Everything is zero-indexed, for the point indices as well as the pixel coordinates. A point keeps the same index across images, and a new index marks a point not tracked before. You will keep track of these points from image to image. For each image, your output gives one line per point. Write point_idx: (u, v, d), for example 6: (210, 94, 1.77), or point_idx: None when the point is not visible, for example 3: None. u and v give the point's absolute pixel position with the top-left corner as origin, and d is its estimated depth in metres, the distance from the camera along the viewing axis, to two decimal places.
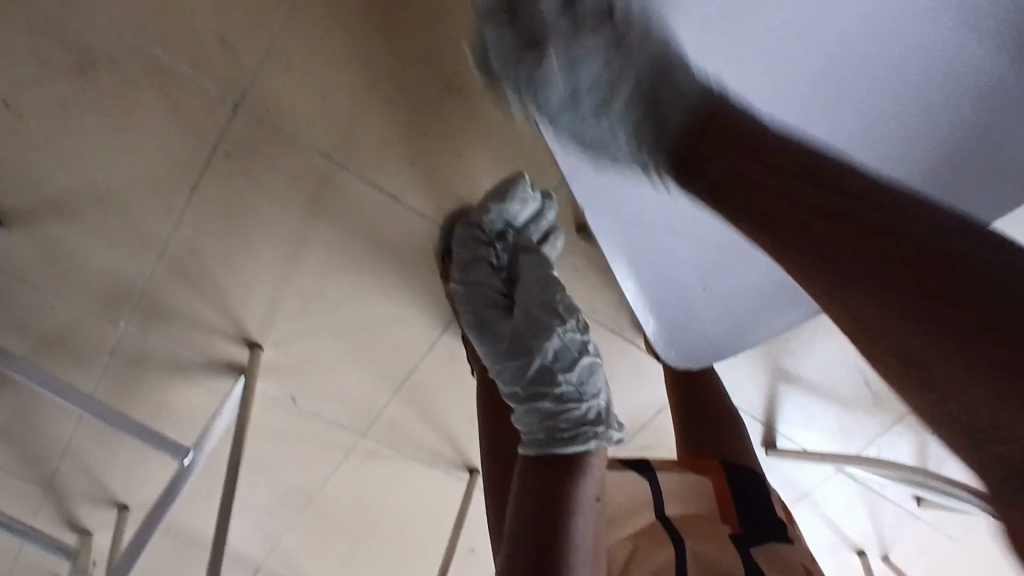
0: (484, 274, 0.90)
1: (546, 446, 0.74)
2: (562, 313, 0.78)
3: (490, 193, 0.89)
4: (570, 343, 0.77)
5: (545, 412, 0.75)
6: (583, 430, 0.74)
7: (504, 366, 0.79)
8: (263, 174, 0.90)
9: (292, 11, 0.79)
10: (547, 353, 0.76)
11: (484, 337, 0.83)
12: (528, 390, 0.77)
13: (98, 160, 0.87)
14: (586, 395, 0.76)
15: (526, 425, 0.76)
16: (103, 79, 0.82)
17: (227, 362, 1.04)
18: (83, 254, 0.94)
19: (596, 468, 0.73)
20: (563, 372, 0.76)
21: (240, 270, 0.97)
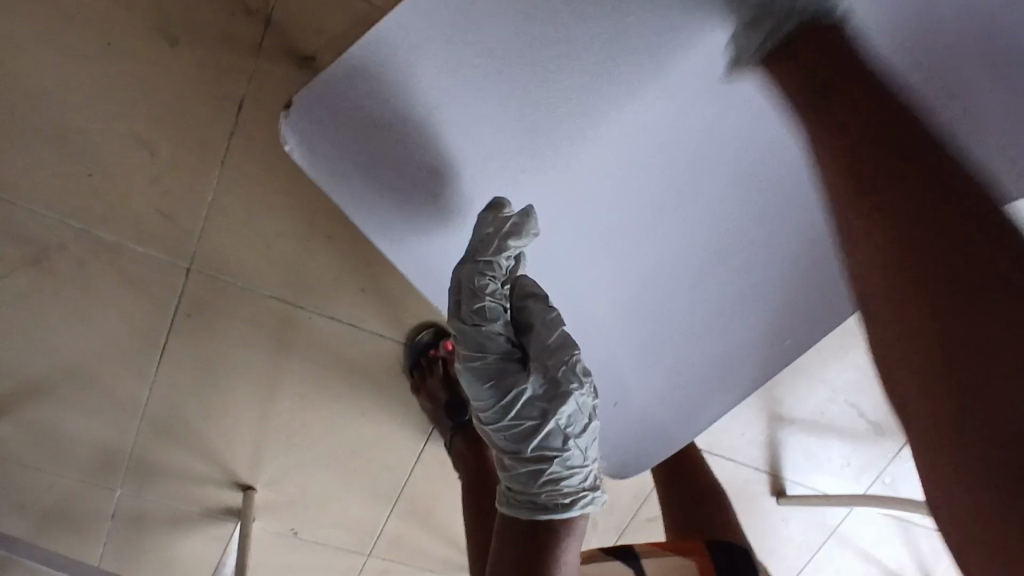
0: (492, 326, 0.72)
1: (540, 510, 0.77)
2: (583, 375, 0.72)
3: (505, 233, 0.65)
4: (584, 410, 0.73)
5: (547, 476, 0.75)
6: (581, 494, 0.77)
7: (509, 425, 0.73)
8: (226, 326, 0.93)
9: (223, 174, 0.84)
10: (561, 419, 0.73)
11: (488, 393, 0.72)
12: (532, 452, 0.75)
13: (66, 341, 0.91)
14: (587, 460, 0.77)
15: (518, 483, 0.77)
16: (59, 266, 0.87)
17: (226, 508, 1.06)
18: (68, 428, 0.97)
19: (581, 522, 0.78)
20: (573, 439, 0.74)
21: (220, 420, 0.99)
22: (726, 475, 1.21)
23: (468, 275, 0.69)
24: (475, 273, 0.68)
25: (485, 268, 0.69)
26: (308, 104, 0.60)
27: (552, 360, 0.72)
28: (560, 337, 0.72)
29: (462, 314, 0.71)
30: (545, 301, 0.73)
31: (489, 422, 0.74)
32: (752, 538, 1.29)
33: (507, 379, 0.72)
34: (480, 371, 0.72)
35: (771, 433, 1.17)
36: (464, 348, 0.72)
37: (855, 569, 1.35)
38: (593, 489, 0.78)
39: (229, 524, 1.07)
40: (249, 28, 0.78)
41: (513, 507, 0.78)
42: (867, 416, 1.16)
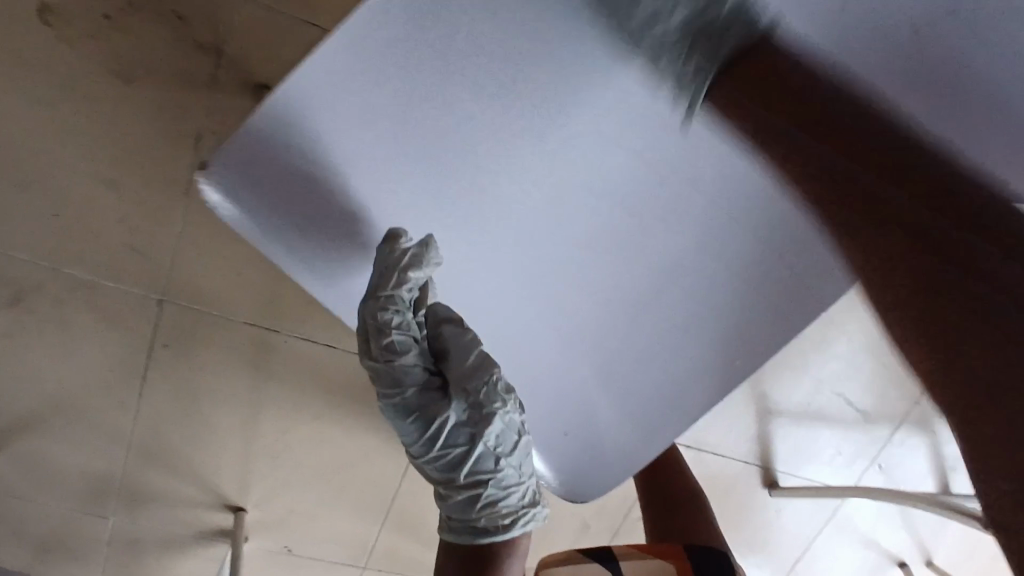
0: (408, 359, 0.71)
1: (481, 533, 0.77)
2: (505, 393, 0.72)
3: (404, 264, 0.65)
4: (510, 428, 0.73)
5: (482, 499, 0.75)
6: (518, 512, 0.77)
7: (438, 454, 0.74)
8: (205, 353, 0.95)
9: (188, 206, 0.85)
10: (488, 440, 0.73)
11: (411, 426, 0.73)
12: (465, 477, 0.75)
13: (49, 377, 0.93)
14: (523, 478, 0.77)
15: (456, 509, 0.77)
16: (36, 304, 0.89)
17: (217, 529, 1.08)
18: (56, 460, 0.99)
19: (525, 544, 0.78)
20: (504, 459, 0.74)
21: (207, 445, 1.01)
22: (717, 472, 1.20)
23: (381, 313, 0.68)
24: (379, 313, 0.68)
25: (389, 303, 0.69)
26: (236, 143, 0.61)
27: (471, 384, 0.71)
28: (477, 358, 0.72)
29: (374, 353, 0.71)
30: (461, 326, 0.72)
31: (417, 454, 0.75)
32: (747, 532, 1.28)
33: (427, 410, 0.72)
34: (400, 405, 0.72)
35: (759, 427, 1.17)
36: (384, 388, 0.72)
37: (855, 555, 1.34)
38: (532, 505, 0.79)
39: (222, 545, 1.09)
40: (202, 62, 0.79)
41: (457, 534, 0.79)
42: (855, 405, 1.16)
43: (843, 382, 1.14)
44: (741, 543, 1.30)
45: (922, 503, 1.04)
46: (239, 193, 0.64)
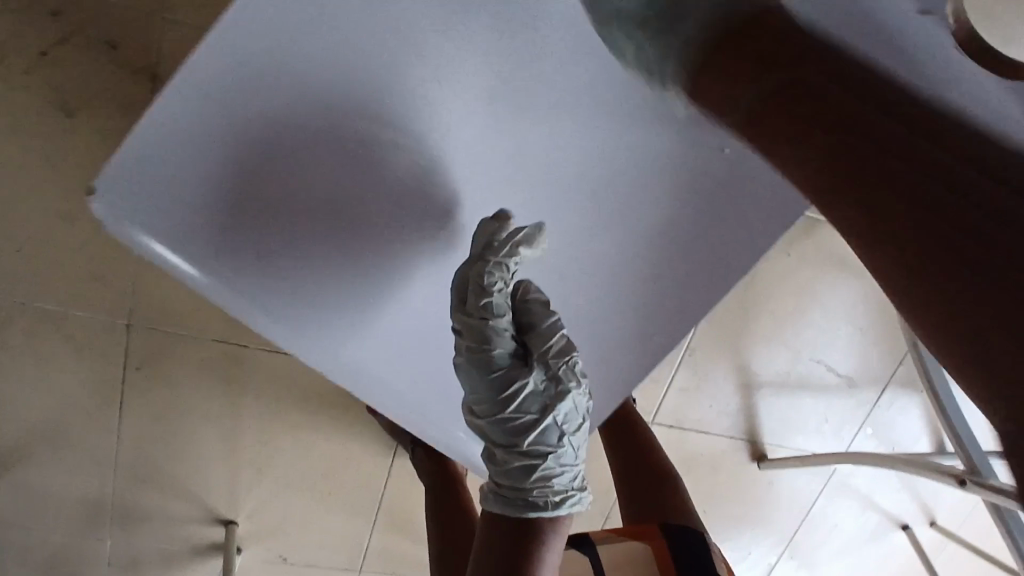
0: (503, 321, 0.68)
1: (528, 507, 0.72)
2: (581, 375, 0.70)
3: (519, 241, 0.64)
4: (579, 409, 0.71)
5: (539, 473, 0.71)
6: (568, 493, 0.73)
7: (506, 417, 0.69)
8: (177, 373, 0.96)
9: None
10: (557, 414, 0.70)
11: (488, 384, 0.68)
12: (527, 447, 0.70)
13: (29, 407, 0.95)
14: (578, 460, 0.73)
15: (509, 479, 0.72)
16: (8, 339, 0.91)
17: (211, 543, 1.09)
18: (48, 488, 1.01)
19: (563, 529, 0.73)
20: (568, 436, 0.71)
21: (191, 462, 1.03)
22: (706, 448, 1.20)
23: (489, 271, 0.64)
24: (487, 273, 0.64)
25: (497, 268, 0.65)
26: (140, 130, 0.55)
27: (557, 356, 0.69)
28: (563, 338, 0.69)
29: (468, 306, 0.66)
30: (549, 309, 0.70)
31: (485, 415, 0.69)
32: (744, 505, 1.28)
33: (506, 371, 0.68)
34: (484, 362, 0.67)
35: (742, 401, 1.16)
36: (468, 341, 0.67)
37: (855, 522, 1.33)
38: (580, 489, 0.74)
39: (217, 558, 1.11)
40: (135, 87, 0.80)
41: (501, 508, 0.73)
42: (836, 370, 1.15)
43: (820, 348, 1.13)
44: (739, 516, 1.29)
45: (906, 464, 1.02)
46: (141, 196, 0.57)
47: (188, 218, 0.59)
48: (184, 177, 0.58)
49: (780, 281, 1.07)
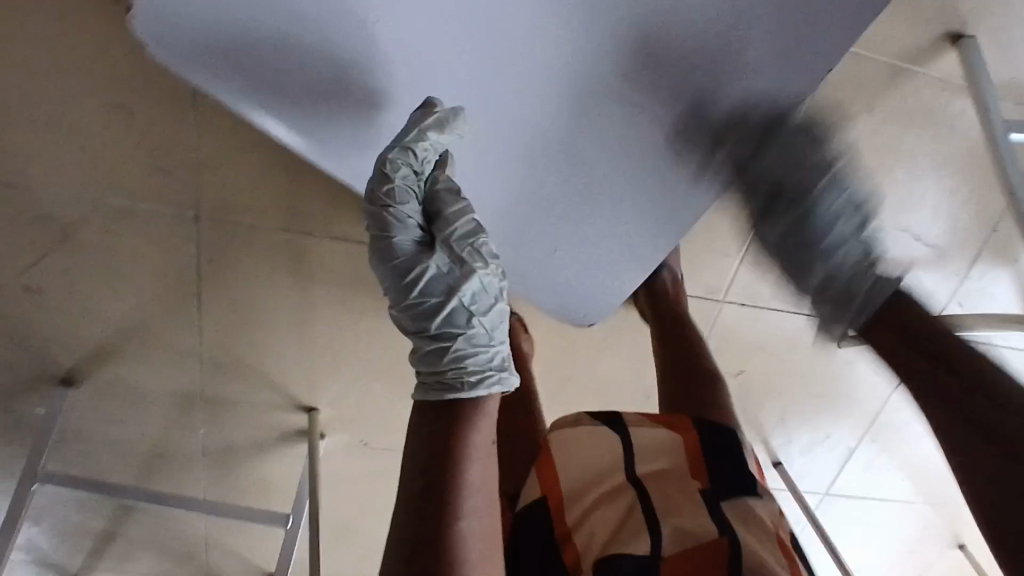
0: (401, 206, 0.68)
1: (447, 388, 0.71)
2: (488, 255, 0.70)
3: (429, 124, 0.65)
4: (488, 289, 0.71)
5: (454, 354, 0.71)
6: (488, 378, 0.71)
7: (414, 300, 0.70)
8: (249, 265, 0.98)
9: (199, 119, 0.84)
10: (464, 294, 0.70)
11: (390, 269, 0.69)
12: (436, 329, 0.70)
13: (111, 303, 0.99)
14: (493, 340, 0.73)
15: (426, 362, 0.72)
16: (85, 239, 0.94)
17: (295, 430, 1.14)
18: (140, 382, 1.07)
19: (492, 410, 0.72)
20: (477, 316, 0.71)
21: (270, 352, 1.06)
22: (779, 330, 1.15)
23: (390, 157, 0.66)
24: (392, 160, 0.66)
25: (404, 155, 0.67)
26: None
27: (461, 238, 0.69)
28: (470, 221, 0.70)
29: (375, 194, 0.67)
30: (458, 195, 0.70)
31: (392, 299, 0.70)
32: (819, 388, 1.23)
33: (409, 254, 0.69)
34: (387, 247, 0.68)
35: None
36: (373, 229, 0.69)
37: None
38: (500, 371, 0.73)
39: (301, 445, 1.16)
40: None
41: (424, 392, 0.73)
42: (926, 240, 1.09)
43: (903, 213, 1.06)
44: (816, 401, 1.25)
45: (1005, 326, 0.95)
46: (180, 40, 0.60)
47: (229, 66, 0.63)
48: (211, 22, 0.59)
49: (862, 144, 1.00)
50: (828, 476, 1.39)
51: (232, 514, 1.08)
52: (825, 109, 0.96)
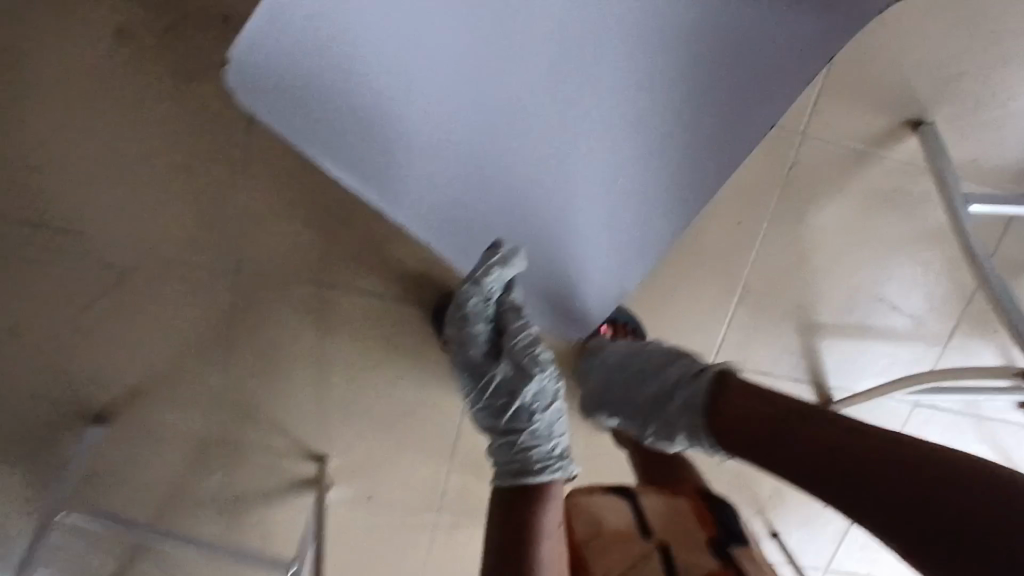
0: (476, 326, 0.92)
1: (515, 475, 0.84)
2: (545, 363, 0.89)
3: (493, 263, 0.83)
4: (547, 388, 0.89)
5: (520, 444, 0.86)
6: (553, 464, 0.84)
7: (490, 397, 0.90)
8: (275, 313, 1.08)
9: (248, 179, 0.99)
10: (526, 396, 0.88)
11: (468, 373, 0.93)
12: (506, 423, 0.89)
13: (149, 345, 1.09)
14: (554, 435, 0.88)
15: (500, 455, 0.87)
16: (135, 284, 1.05)
17: (305, 480, 1.19)
18: (165, 422, 1.14)
19: (557, 495, 0.82)
20: (538, 413, 0.88)
21: (287, 399, 1.13)
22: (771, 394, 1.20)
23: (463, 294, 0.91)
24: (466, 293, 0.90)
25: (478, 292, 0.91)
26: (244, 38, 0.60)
27: (522, 353, 0.89)
28: (528, 337, 0.90)
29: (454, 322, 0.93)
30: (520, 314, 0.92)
31: (473, 401, 0.92)
32: None
33: (481, 364, 0.92)
34: (464, 359, 0.93)
35: (807, 342, 1.17)
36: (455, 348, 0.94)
37: None
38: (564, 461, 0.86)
39: (309, 495, 1.20)
40: None
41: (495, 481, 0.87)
42: (908, 312, 1.16)
43: (882, 286, 1.14)
44: None
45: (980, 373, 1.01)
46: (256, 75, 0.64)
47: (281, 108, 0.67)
48: (288, 58, 0.63)
49: (835, 220, 1.10)
50: (831, 554, 1.38)
51: (237, 556, 1.11)
52: (802, 186, 1.07)
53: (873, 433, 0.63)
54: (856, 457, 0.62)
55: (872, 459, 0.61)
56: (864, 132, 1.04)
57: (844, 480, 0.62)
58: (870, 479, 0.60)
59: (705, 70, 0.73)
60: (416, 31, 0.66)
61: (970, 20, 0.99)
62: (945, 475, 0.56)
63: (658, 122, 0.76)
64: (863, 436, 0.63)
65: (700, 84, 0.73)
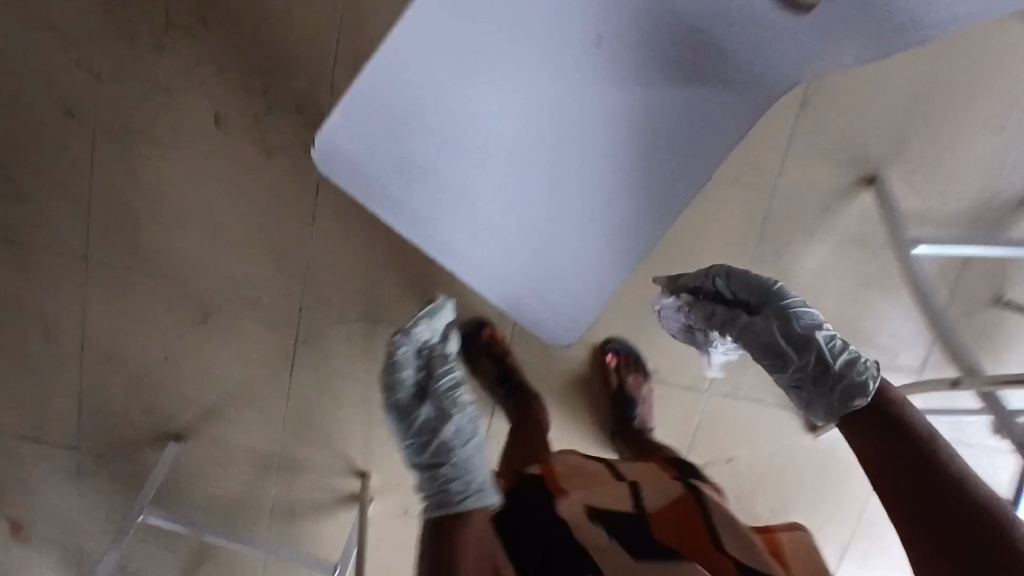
0: (408, 374, 0.94)
1: (439, 507, 0.78)
2: (462, 402, 0.90)
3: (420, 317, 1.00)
4: (466, 423, 0.88)
5: (441, 476, 0.81)
6: (466, 492, 0.78)
7: (418, 437, 0.88)
8: (330, 344, 1.28)
9: (314, 232, 1.21)
10: (446, 433, 0.86)
11: (397, 419, 0.91)
12: (427, 459, 0.85)
13: (224, 372, 1.29)
14: (475, 469, 0.82)
15: (426, 493, 0.81)
16: (216, 320, 1.26)
17: (350, 494, 1.36)
18: (233, 441, 1.33)
19: (479, 527, 0.77)
20: (460, 448, 0.85)
21: (338, 420, 1.32)
22: (763, 423, 1.34)
23: (393, 342, 0.95)
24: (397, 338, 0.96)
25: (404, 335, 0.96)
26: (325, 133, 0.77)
27: (444, 393, 0.91)
28: (453, 379, 0.93)
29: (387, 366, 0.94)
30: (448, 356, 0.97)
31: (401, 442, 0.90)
32: (805, 478, 1.38)
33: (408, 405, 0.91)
34: (392, 401, 0.92)
35: None
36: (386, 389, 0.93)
37: None
38: (482, 491, 0.79)
39: (354, 508, 1.37)
40: (312, 134, 1.15)
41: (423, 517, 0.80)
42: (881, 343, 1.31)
43: (856, 320, 1.29)
44: (804, 494, 1.38)
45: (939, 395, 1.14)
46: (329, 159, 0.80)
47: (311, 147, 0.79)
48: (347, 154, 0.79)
49: (809, 263, 1.27)
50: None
51: (291, 559, 1.27)
52: (776, 234, 1.25)
53: (942, 455, 0.67)
54: (922, 472, 0.67)
55: (937, 472, 0.66)
56: (825, 192, 1.23)
57: (907, 474, 0.67)
58: (927, 477, 0.66)
59: (655, 115, 0.79)
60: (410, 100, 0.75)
61: (906, 99, 1.19)
62: (975, 501, 0.63)
63: (617, 169, 0.81)
64: (933, 458, 0.67)
65: (653, 129, 0.79)
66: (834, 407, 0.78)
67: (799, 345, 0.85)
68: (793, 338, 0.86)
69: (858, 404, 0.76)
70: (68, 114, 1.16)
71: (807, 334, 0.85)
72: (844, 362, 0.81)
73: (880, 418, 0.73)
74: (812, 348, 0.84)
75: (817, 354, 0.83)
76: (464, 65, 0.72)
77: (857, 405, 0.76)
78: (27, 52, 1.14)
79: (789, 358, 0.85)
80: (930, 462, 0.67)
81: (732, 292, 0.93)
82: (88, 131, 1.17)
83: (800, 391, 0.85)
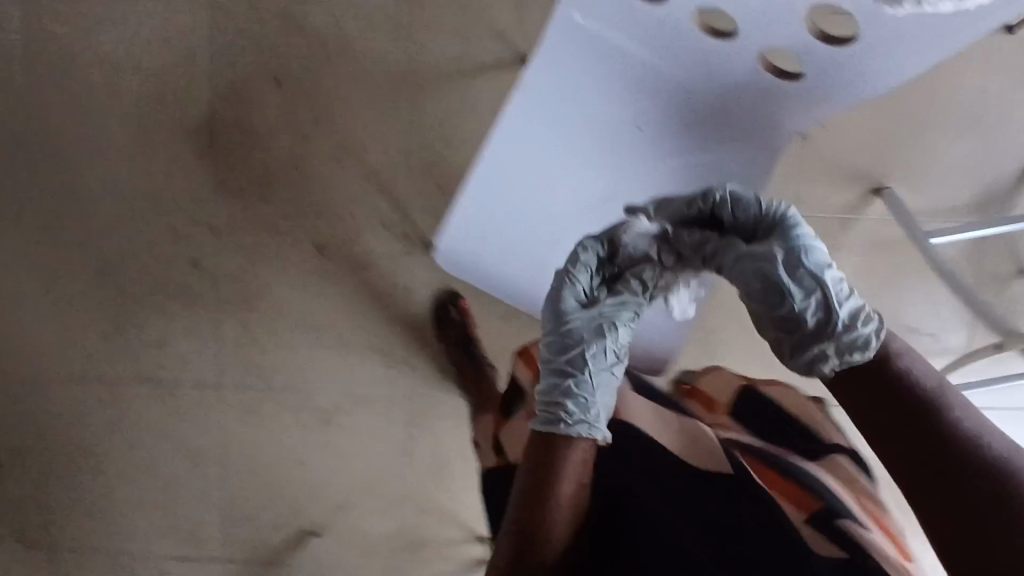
0: (585, 257, 0.79)
1: (558, 419, 0.72)
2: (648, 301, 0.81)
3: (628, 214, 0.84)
4: (611, 344, 0.77)
5: (566, 391, 0.74)
6: (576, 420, 0.71)
7: (559, 334, 0.77)
8: (439, 423, 1.42)
9: (412, 326, 1.39)
10: (587, 344, 0.76)
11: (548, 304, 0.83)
12: (561, 361, 0.77)
13: (348, 466, 1.43)
14: (597, 404, 0.74)
15: (548, 398, 0.74)
16: (336, 418, 1.42)
17: (477, 561, 1.44)
18: (364, 530, 1.44)
19: (577, 459, 0.71)
20: (587, 370, 0.76)
21: (455, 491, 1.43)
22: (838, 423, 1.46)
23: (580, 241, 0.80)
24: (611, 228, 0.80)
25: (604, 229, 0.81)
26: (449, 234, 0.99)
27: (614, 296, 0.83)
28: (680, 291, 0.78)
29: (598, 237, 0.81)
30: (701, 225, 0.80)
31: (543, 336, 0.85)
32: None
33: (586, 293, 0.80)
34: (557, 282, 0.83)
35: None
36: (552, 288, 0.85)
37: None
38: (593, 424, 0.72)
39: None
40: (399, 243, 1.36)
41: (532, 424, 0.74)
42: (924, 330, 1.45)
43: (896, 313, 1.45)
44: None
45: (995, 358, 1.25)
46: (455, 262, 1.01)
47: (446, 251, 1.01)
48: (473, 259, 1.01)
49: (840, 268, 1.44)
50: None
51: None
52: None
53: (948, 406, 0.59)
54: (927, 432, 0.58)
55: (943, 435, 0.58)
56: (839, 207, 1.41)
57: (897, 437, 0.59)
58: (932, 448, 0.58)
59: (707, 162, 0.94)
60: (510, 207, 0.97)
61: (886, 117, 1.39)
62: (982, 465, 0.56)
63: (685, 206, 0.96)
64: (939, 407, 0.59)
65: (706, 173, 0.95)
66: (798, 366, 0.69)
67: (807, 286, 0.69)
68: (797, 278, 0.70)
69: (824, 372, 0.67)
70: (191, 264, 1.37)
71: (815, 274, 0.69)
72: (848, 318, 0.67)
73: (877, 375, 0.63)
74: (816, 292, 0.69)
75: (821, 304, 0.68)
76: (538, 172, 0.96)
77: (825, 371, 0.67)
78: (153, 221, 1.36)
79: (789, 299, 0.69)
80: (938, 421, 0.59)
81: (731, 216, 0.78)
82: (209, 274, 1.37)
83: (787, 340, 0.70)
